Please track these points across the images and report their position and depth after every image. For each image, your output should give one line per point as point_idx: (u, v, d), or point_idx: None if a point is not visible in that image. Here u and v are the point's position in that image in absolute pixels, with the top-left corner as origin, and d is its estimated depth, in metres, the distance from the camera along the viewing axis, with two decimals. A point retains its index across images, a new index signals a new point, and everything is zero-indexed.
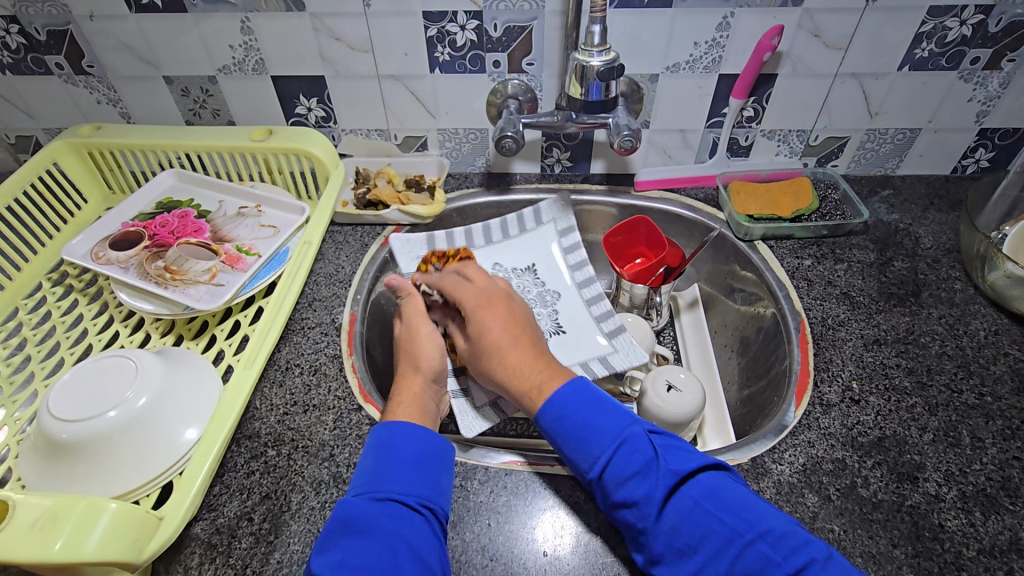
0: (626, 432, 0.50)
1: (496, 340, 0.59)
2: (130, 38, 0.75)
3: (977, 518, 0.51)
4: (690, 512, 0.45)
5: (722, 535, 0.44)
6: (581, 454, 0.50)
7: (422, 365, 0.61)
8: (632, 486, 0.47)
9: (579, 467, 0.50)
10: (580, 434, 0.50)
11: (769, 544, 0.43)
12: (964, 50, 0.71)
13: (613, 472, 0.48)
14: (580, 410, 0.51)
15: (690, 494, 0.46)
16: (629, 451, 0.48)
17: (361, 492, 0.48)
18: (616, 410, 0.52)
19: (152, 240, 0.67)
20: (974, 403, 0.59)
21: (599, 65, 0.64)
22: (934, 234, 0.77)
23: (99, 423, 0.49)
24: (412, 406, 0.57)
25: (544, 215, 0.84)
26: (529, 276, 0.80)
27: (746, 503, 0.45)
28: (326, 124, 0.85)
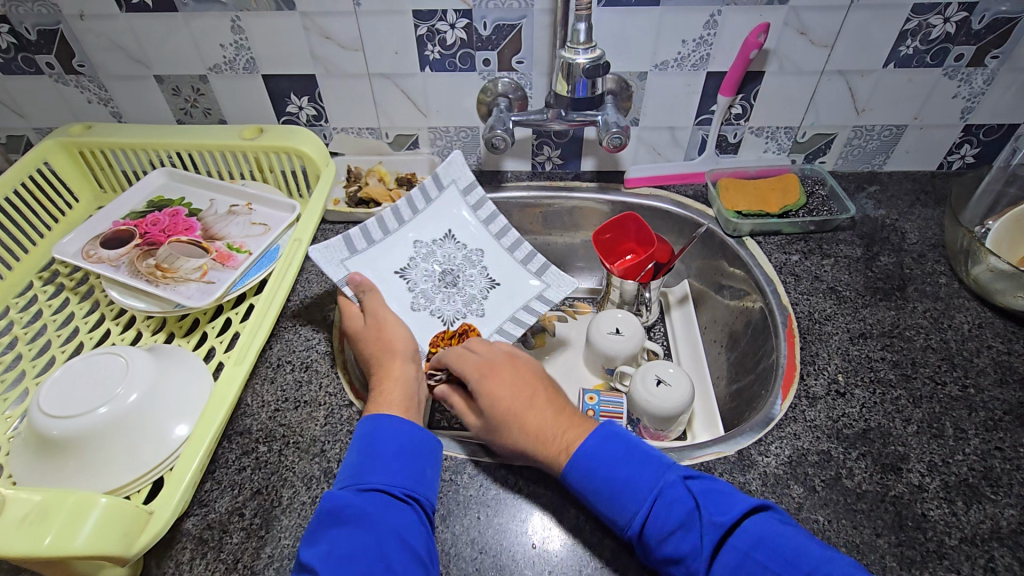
0: (660, 484, 0.47)
1: (510, 405, 0.55)
2: (120, 37, 0.75)
3: (959, 507, 0.52)
4: (740, 566, 0.43)
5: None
6: (616, 511, 0.48)
7: (403, 352, 0.61)
8: (677, 539, 0.45)
9: (617, 525, 0.48)
10: (611, 489, 0.48)
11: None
12: (948, 47, 0.72)
13: (654, 527, 0.46)
14: (608, 466, 0.49)
15: (739, 545, 0.44)
16: (666, 506, 0.46)
17: (346, 484, 0.49)
18: (647, 460, 0.49)
19: (142, 238, 0.68)
20: (958, 395, 0.60)
21: (585, 62, 0.64)
22: (920, 229, 0.78)
23: (90, 420, 0.50)
24: (399, 396, 0.57)
25: (443, 179, 0.78)
26: (451, 243, 0.77)
27: (798, 550, 0.43)
28: (317, 123, 0.85)
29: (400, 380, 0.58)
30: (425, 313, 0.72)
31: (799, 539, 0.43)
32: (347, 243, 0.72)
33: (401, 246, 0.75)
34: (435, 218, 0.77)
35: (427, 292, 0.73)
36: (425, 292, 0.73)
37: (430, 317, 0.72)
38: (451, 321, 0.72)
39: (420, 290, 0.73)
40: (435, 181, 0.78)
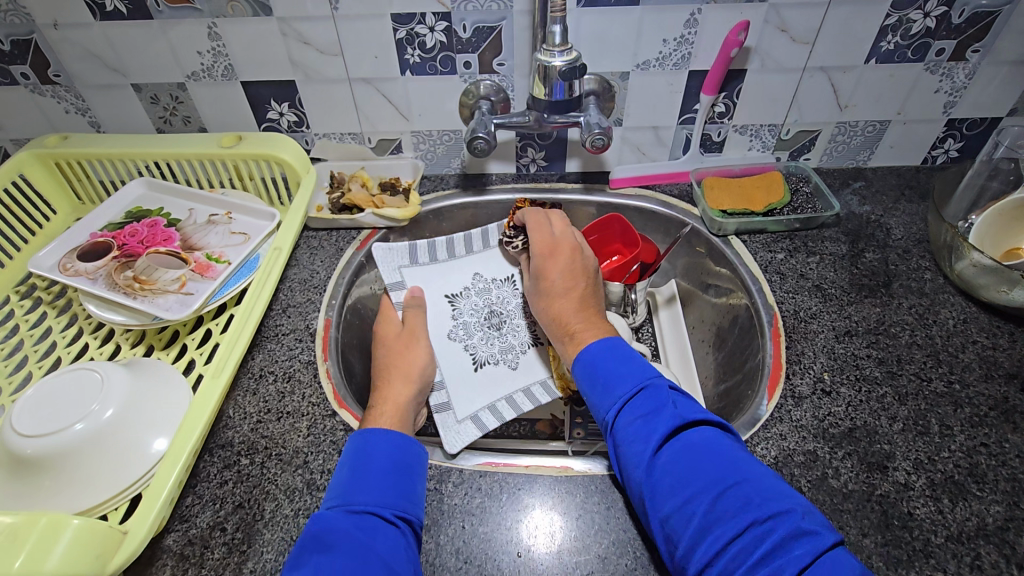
0: (648, 382, 0.53)
1: (553, 286, 0.66)
2: (96, 46, 0.74)
3: (945, 505, 0.51)
4: (684, 453, 0.47)
5: (710, 476, 0.45)
6: (602, 399, 0.54)
7: (414, 376, 0.63)
8: (638, 426, 0.50)
9: (599, 410, 0.54)
10: (605, 378, 0.55)
11: (751, 489, 0.44)
12: (929, 41, 0.72)
13: (626, 413, 0.51)
14: (609, 358, 0.56)
15: (690, 439, 0.48)
16: (644, 398, 0.52)
17: (334, 505, 0.48)
18: (641, 365, 0.55)
19: (120, 249, 0.67)
20: (943, 391, 0.60)
21: (561, 65, 0.64)
22: (905, 225, 0.78)
23: (66, 437, 0.49)
24: (391, 418, 0.57)
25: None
26: (508, 288, 0.79)
27: (739, 460, 0.46)
28: (299, 129, 0.84)
29: (399, 405, 0.59)
30: (459, 345, 0.73)
31: (743, 454, 0.47)
32: (409, 251, 0.79)
33: (460, 273, 0.80)
34: (502, 261, 0.81)
35: (468, 326, 0.76)
36: (467, 325, 0.76)
37: (462, 351, 0.73)
38: (482, 363, 0.72)
39: (463, 320, 0.76)
40: (501, 227, 0.82)
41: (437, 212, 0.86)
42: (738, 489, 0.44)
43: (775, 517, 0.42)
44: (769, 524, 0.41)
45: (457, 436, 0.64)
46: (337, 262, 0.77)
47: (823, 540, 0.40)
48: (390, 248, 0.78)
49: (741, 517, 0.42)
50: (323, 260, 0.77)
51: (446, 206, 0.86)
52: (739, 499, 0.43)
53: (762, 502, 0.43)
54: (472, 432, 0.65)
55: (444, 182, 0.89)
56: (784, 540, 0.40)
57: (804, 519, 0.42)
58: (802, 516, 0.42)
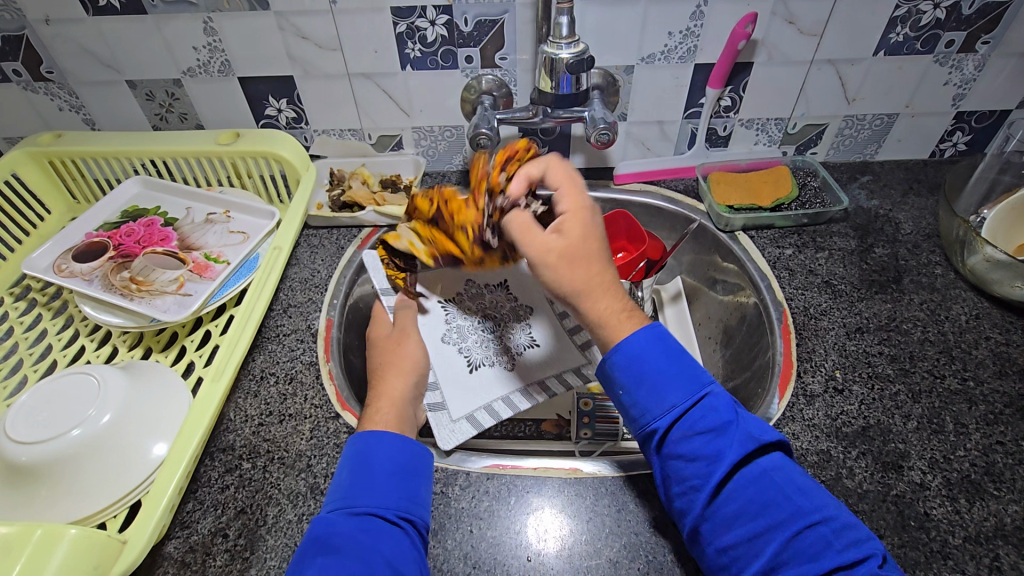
0: (710, 390, 0.49)
1: (577, 248, 0.52)
2: (89, 41, 0.72)
3: (962, 505, 0.50)
4: (758, 481, 0.45)
5: (783, 508, 0.43)
6: (651, 404, 0.49)
7: (409, 370, 0.62)
8: (705, 442, 0.46)
9: (648, 415, 0.49)
10: (656, 381, 0.49)
11: (831, 529, 0.42)
12: (939, 33, 0.70)
13: (683, 426, 0.47)
14: (658, 356, 0.50)
15: (760, 466, 0.46)
16: (707, 411, 0.47)
17: (335, 507, 0.47)
18: (694, 367, 0.50)
19: (116, 250, 0.65)
20: (957, 388, 0.59)
21: (568, 58, 0.62)
22: (914, 219, 0.77)
23: (62, 444, 0.48)
24: (389, 414, 0.56)
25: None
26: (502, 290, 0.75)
27: (809, 489, 0.45)
28: (297, 125, 0.83)
29: (395, 398, 0.59)
30: (453, 348, 0.70)
31: (806, 478, 0.46)
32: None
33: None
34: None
35: (463, 329, 0.72)
36: (460, 329, 0.72)
37: (457, 354, 0.70)
38: (476, 365, 0.69)
39: (456, 323, 0.72)
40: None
41: None
42: (817, 527, 0.42)
43: (855, 561, 0.41)
44: (850, 568, 0.40)
45: (450, 433, 0.63)
46: (338, 261, 0.76)
47: None
48: (383, 254, 0.74)
49: (818, 559, 0.41)
50: (323, 259, 0.76)
51: None
52: (819, 541, 0.42)
53: (842, 545, 0.41)
54: (467, 431, 0.64)
55: (446, 178, 0.88)
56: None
57: (887, 564, 0.41)
58: (883, 560, 0.41)
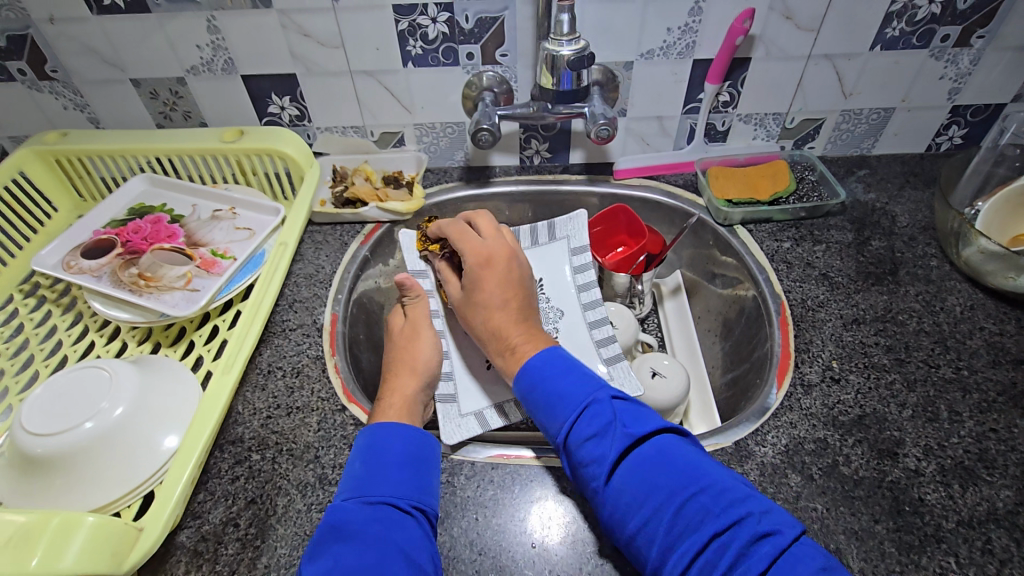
0: (590, 397, 0.51)
1: (481, 297, 0.62)
2: (94, 40, 0.73)
3: (955, 490, 0.52)
4: (640, 469, 0.46)
5: (664, 490, 0.44)
6: (548, 421, 0.52)
7: (421, 369, 0.62)
8: (590, 446, 0.48)
9: (547, 433, 0.51)
10: (548, 399, 0.52)
11: (709, 498, 0.43)
12: (934, 28, 0.71)
13: (575, 434, 0.49)
14: (552, 373, 0.54)
15: (644, 454, 0.47)
16: (591, 415, 0.49)
17: (349, 496, 0.48)
18: (583, 378, 0.53)
19: (124, 247, 0.66)
20: (952, 377, 0.60)
21: (569, 54, 0.63)
22: (910, 212, 0.78)
23: (75, 437, 0.49)
24: (403, 409, 0.57)
25: (558, 229, 0.78)
26: (535, 291, 0.75)
27: (691, 464, 0.46)
28: (300, 122, 0.84)
29: (408, 397, 0.59)
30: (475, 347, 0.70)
31: (696, 454, 0.47)
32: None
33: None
34: (539, 263, 0.77)
35: None
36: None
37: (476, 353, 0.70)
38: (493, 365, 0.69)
39: None
40: (549, 228, 0.78)
41: (441, 205, 0.86)
42: (698, 499, 0.43)
43: (735, 525, 0.42)
44: (729, 535, 0.41)
45: (457, 429, 0.62)
46: (342, 257, 0.77)
47: (786, 537, 0.41)
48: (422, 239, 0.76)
49: (703, 531, 0.42)
50: (328, 255, 0.77)
51: (451, 198, 0.86)
52: (699, 512, 0.43)
53: (722, 510, 0.43)
54: (473, 428, 0.62)
55: (448, 175, 0.89)
56: (744, 547, 0.41)
57: (763, 521, 0.42)
58: (759, 518, 0.42)
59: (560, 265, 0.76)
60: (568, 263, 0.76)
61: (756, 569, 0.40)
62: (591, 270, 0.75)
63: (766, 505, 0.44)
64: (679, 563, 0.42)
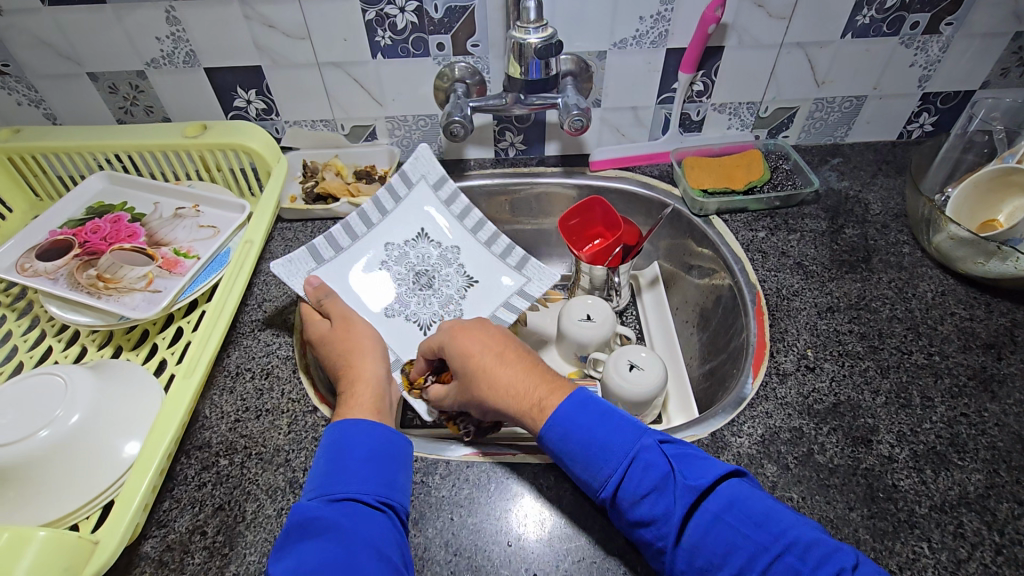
0: (637, 446, 0.46)
1: (478, 364, 0.55)
2: (46, 32, 0.70)
3: (928, 476, 0.52)
4: (711, 527, 0.42)
5: (745, 550, 0.41)
6: (591, 477, 0.47)
7: (374, 348, 0.60)
8: (649, 504, 0.44)
9: (592, 488, 0.47)
10: (588, 453, 0.47)
11: (796, 556, 0.39)
12: (904, 15, 0.71)
13: (629, 490, 0.44)
14: (585, 424, 0.48)
15: (713, 507, 0.43)
16: (644, 470, 0.45)
17: (315, 495, 0.46)
18: (626, 424, 0.48)
19: (82, 247, 0.64)
20: (924, 363, 0.60)
21: (536, 42, 0.62)
22: (883, 200, 0.78)
23: (27, 447, 0.46)
24: (368, 395, 0.55)
25: (412, 176, 0.76)
26: (424, 242, 0.75)
27: (767, 514, 0.42)
28: (267, 116, 0.81)
29: (370, 380, 0.57)
30: (399, 317, 0.70)
31: (764, 499, 0.43)
32: (312, 252, 0.69)
33: (372, 250, 0.73)
34: (408, 219, 0.75)
35: (401, 295, 0.72)
36: (400, 296, 0.72)
37: (405, 321, 0.70)
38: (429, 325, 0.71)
39: (394, 292, 0.72)
40: (402, 178, 0.75)
41: None
42: (783, 558, 0.40)
43: None
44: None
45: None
46: None
47: None
48: (290, 259, 0.67)
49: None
50: None
51: None
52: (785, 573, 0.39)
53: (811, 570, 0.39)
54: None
55: None
56: None
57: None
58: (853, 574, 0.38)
59: (427, 207, 0.76)
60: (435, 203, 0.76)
61: None
62: (461, 197, 0.76)
63: (852, 555, 0.40)
64: None
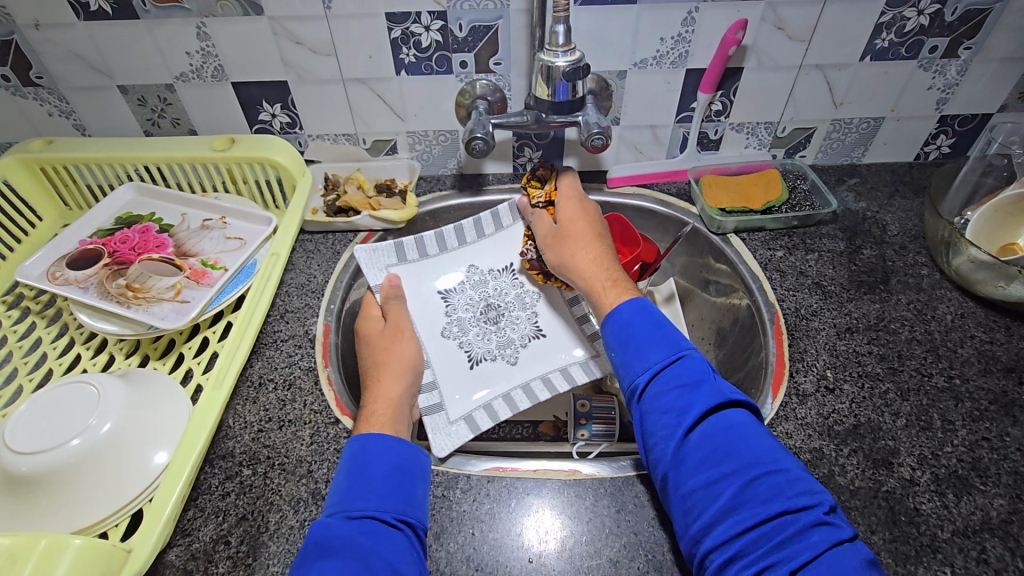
0: (685, 352, 0.53)
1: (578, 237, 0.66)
2: (80, 46, 0.72)
3: (950, 500, 0.52)
4: (723, 432, 0.48)
5: (743, 459, 0.46)
6: (636, 361, 0.54)
7: (405, 371, 0.63)
8: (677, 394, 0.50)
9: (631, 373, 0.54)
10: (639, 343, 0.55)
11: (786, 480, 0.45)
12: (923, 39, 0.72)
13: (660, 380, 0.52)
14: (643, 322, 0.56)
15: (729, 419, 0.49)
16: (682, 367, 0.52)
17: (334, 511, 0.48)
18: (676, 334, 0.55)
19: (111, 257, 0.65)
20: (944, 386, 0.60)
21: (565, 65, 0.63)
22: (900, 221, 0.79)
23: (61, 453, 0.47)
24: (386, 416, 0.57)
25: (517, 213, 0.80)
26: (507, 278, 0.78)
27: (771, 447, 0.47)
28: (291, 130, 0.83)
29: (391, 399, 0.59)
30: (454, 342, 0.72)
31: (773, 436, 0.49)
32: (397, 250, 0.75)
33: (455, 267, 0.77)
34: (500, 249, 0.79)
35: (463, 322, 0.74)
36: (462, 321, 0.74)
37: (457, 348, 0.71)
38: (478, 360, 0.71)
39: (457, 316, 0.74)
40: (510, 212, 0.79)
41: (433, 213, 0.86)
42: (773, 477, 0.45)
43: (803, 509, 0.43)
44: (794, 515, 0.43)
45: (446, 439, 0.61)
46: (334, 267, 0.76)
47: (843, 533, 0.42)
48: (375, 248, 0.74)
49: (771, 505, 0.44)
50: (320, 264, 0.76)
51: (443, 207, 0.86)
52: (773, 488, 0.45)
53: (797, 495, 0.44)
54: (465, 434, 0.63)
55: (441, 182, 0.88)
56: (803, 529, 0.42)
57: (829, 514, 0.44)
58: (827, 510, 0.44)
59: (523, 244, 0.79)
60: None
61: (810, 551, 0.41)
62: None
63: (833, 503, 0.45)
64: (735, 526, 0.44)
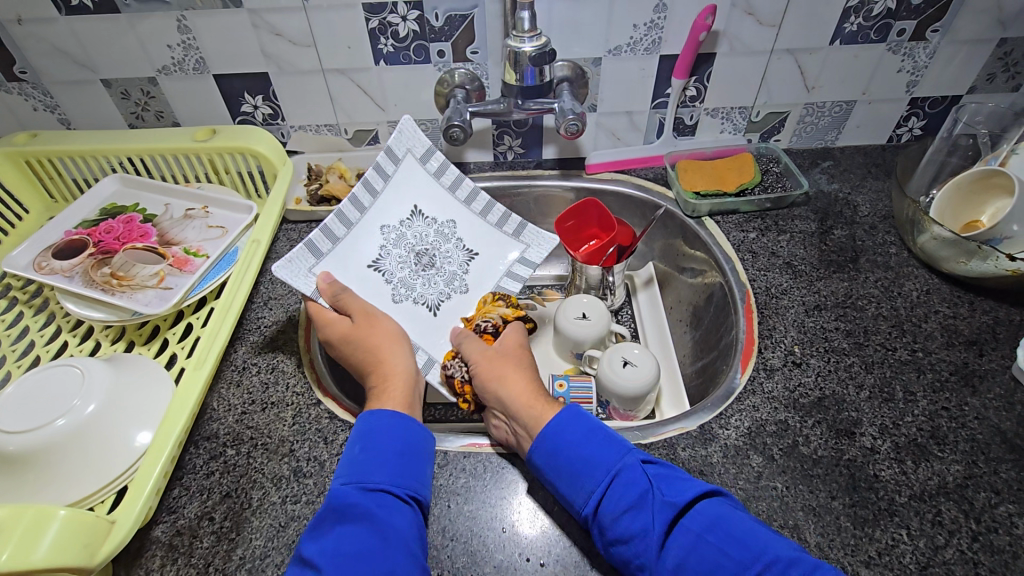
0: (619, 464, 0.49)
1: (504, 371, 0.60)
2: (63, 41, 0.73)
3: (908, 467, 0.54)
4: (693, 547, 0.44)
5: (727, 570, 0.42)
6: (574, 490, 0.49)
7: (400, 344, 0.61)
8: (627, 520, 0.46)
9: (574, 505, 0.49)
10: (573, 468, 0.50)
11: (778, 572, 0.41)
12: (891, 22, 0.73)
13: (609, 506, 0.47)
14: (575, 437, 0.51)
15: (692, 528, 0.45)
16: (623, 485, 0.47)
17: (349, 481, 0.48)
18: (608, 441, 0.51)
19: (96, 247, 0.66)
20: (907, 358, 0.62)
21: (531, 50, 0.64)
22: (871, 202, 0.80)
23: (47, 433, 0.49)
24: (405, 391, 0.57)
25: (398, 151, 0.72)
26: (420, 220, 0.72)
27: (749, 532, 0.44)
28: (273, 121, 0.84)
29: (404, 376, 0.58)
30: (409, 301, 0.69)
31: (748, 521, 0.45)
32: (312, 248, 0.64)
33: (370, 234, 0.69)
34: (400, 194, 0.72)
35: (407, 279, 0.70)
36: (405, 280, 0.70)
37: (415, 305, 0.69)
38: (437, 305, 0.70)
39: (399, 277, 0.70)
40: (389, 155, 0.72)
41: None
42: None
43: None
44: None
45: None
46: None
47: None
48: (292, 259, 0.62)
49: None
50: None
51: None
52: None
53: None
54: None
55: None
56: None
57: None
58: None
59: (417, 180, 0.73)
60: (425, 173, 0.73)
61: None
62: (450, 165, 0.74)
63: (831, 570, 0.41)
64: None
